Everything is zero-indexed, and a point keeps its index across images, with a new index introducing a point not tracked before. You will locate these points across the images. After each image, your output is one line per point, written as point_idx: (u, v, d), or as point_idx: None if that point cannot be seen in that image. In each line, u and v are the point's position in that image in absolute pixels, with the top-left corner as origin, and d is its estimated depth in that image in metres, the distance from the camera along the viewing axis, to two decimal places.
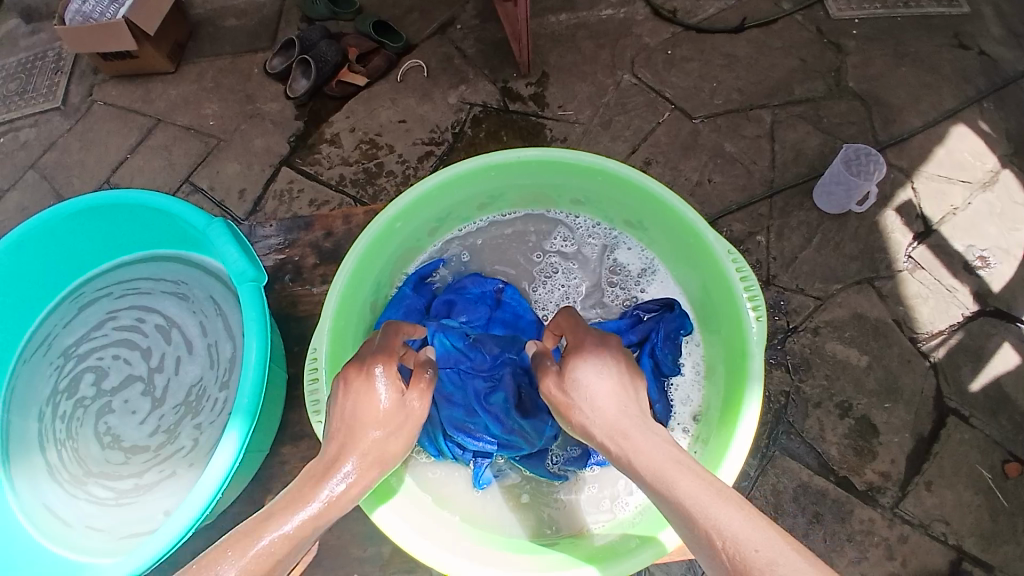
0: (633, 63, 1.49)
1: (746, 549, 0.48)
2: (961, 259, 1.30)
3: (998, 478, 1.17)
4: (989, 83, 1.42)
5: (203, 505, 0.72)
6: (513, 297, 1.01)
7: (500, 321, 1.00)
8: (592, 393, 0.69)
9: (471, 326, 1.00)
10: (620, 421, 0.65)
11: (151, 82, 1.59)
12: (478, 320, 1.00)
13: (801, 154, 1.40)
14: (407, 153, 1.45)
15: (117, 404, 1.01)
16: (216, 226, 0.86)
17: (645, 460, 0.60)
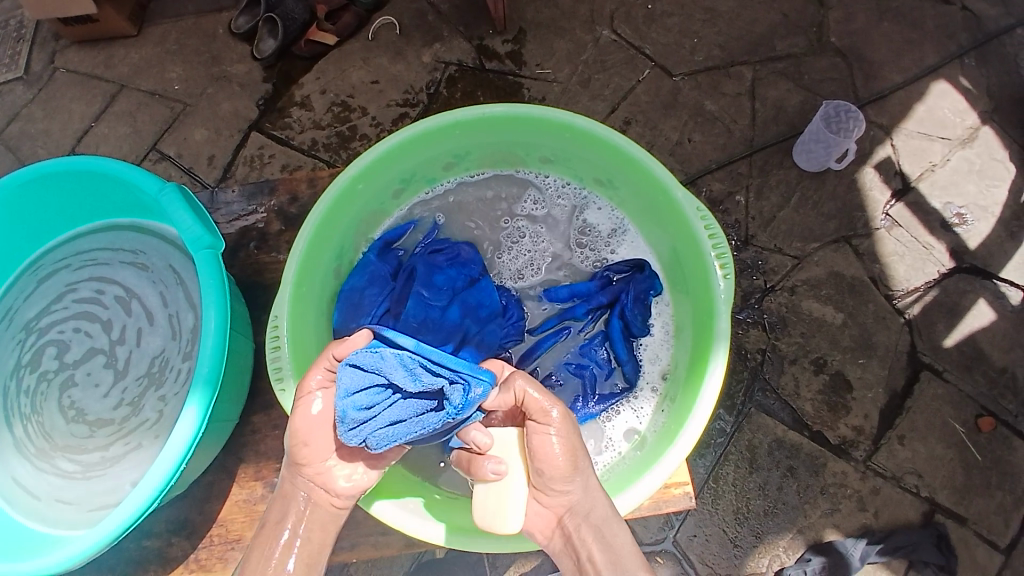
0: (613, 18, 1.45)
1: None
2: (939, 217, 1.30)
3: (970, 433, 1.19)
4: (971, 39, 1.39)
5: (166, 476, 0.72)
6: (484, 288, 0.98)
7: (460, 303, 0.97)
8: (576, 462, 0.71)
9: (433, 301, 0.97)
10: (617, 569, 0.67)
11: (113, 47, 1.52)
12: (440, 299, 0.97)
13: (781, 112, 1.37)
14: (380, 115, 1.42)
15: (80, 377, 0.99)
16: (168, 192, 0.83)
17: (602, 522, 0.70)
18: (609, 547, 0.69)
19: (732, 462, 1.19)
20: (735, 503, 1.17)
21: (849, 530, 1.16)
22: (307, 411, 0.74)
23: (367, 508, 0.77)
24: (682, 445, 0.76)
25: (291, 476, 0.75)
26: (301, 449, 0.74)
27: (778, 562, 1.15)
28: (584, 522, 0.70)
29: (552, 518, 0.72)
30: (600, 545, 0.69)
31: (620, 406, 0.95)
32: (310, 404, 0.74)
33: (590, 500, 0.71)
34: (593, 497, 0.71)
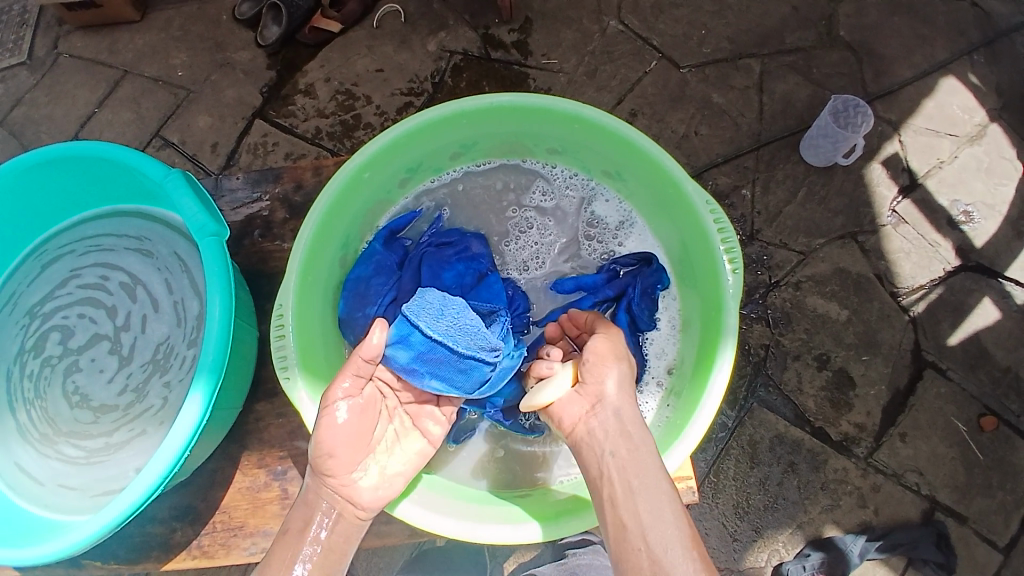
0: (621, 9, 1.43)
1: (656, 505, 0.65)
2: (945, 214, 1.29)
3: (972, 431, 1.19)
4: (982, 35, 1.38)
5: (171, 463, 0.72)
6: (492, 287, 0.95)
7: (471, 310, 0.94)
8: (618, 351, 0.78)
9: None
10: (639, 470, 0.68)
11: (117, 32, 1.51)
12: None
13: (789, 106, 1.36)
14: (385, 104, 1.41)
15: (84, 363, 0.99)
16: (173, 178, 0.83)
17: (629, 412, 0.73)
18: (636, 454, 0.69)
19: (733, 456, 1.19)
20: (735, 498, 1.18)
21: (848, 526, 1.16)
22: (333, 417, 0.73)
23: (393, 511, 0.77)
24: (688, 440, 0.76)
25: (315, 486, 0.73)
26: (328, 453, 0.73)
27: (777, 557, 1.16)
28: (611, 420, 0.72)
29: (584, 408, 0.75)
30: (627, 449, 0.70)
31: None
32: (337, 410, 0.73)
33: (624, 404, 0.73)
34: (630, 407, 0.73)
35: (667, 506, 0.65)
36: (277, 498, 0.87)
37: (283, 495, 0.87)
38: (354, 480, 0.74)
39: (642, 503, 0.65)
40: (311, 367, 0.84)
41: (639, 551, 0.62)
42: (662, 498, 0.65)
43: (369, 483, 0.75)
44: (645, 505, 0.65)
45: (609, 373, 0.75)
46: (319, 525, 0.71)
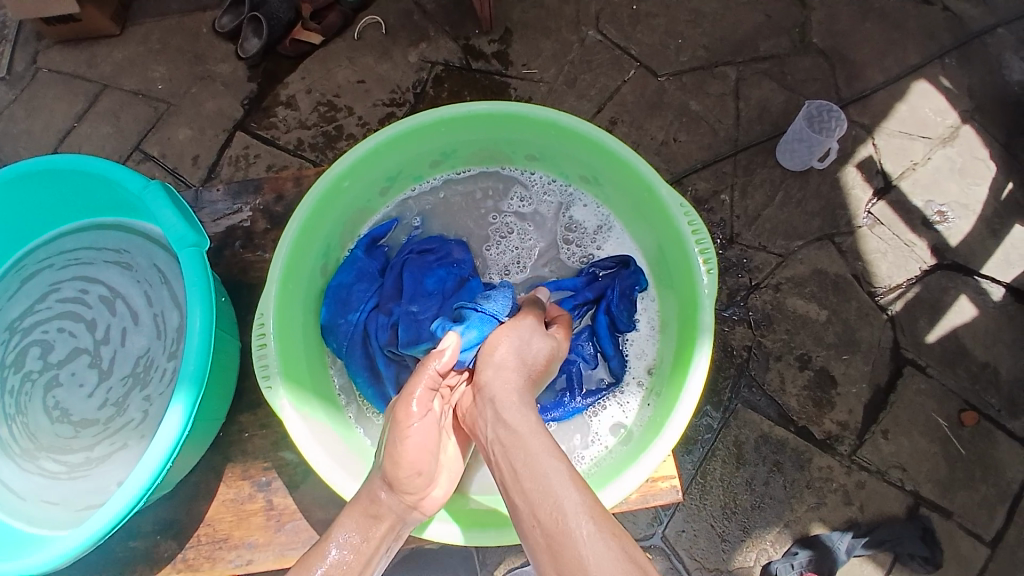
0: (599, 19, 1.46)
1: (517, 423, 0.70)
2: (920, 214, 1.32)
3: (953, 426, 1.21)
4: (952, 40, 1.41)
5: (153, 474, 0.71)
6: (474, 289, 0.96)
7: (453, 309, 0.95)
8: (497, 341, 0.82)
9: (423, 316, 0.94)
10: (498, 410, 0.73)
11: (96, 47, 1.50)
12: (428, 312, 0.94)
13: (765, 112, 1.39)
14: (367, 114, 1.41)
15: (65, 377, 0.98)
16: (152, 189, 0.83)
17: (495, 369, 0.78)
18: (514, 432, 0.69)
19: (719, 457, 1.20)
20: (722, 497, 1.18)
21: (835, 524, 1.17)
22: (410, 421, 0.75)
23: (421, 535, 0.77)
24: (668, 438, 0.77)
25: (391, 497, 0.70)
26: (407, 459, 0.73)
27: (765, 556, 1.16)
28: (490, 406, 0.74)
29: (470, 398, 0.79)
30: (507, 430, 0.70)
31: (606, 401, 0.96)
32: (412, 413, 0.76)
33: (500, 388, 0.75)
34: (508, 393, 0.75)
35: (549, 472, 0.63)
36: (262, 510, 0.86)
37: (268, 506, 0.86)
38: (429, 491, 0.74)
39: (504, 430, 0.70)
40: (292, 375, 0.84)
41: (535, 532, 0.61)
42: (543, 467, 0.64)
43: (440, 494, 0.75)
44: (530, 482, 0.63)
45: (490, 362, 0.79)
46: (385, 530, 0.68)
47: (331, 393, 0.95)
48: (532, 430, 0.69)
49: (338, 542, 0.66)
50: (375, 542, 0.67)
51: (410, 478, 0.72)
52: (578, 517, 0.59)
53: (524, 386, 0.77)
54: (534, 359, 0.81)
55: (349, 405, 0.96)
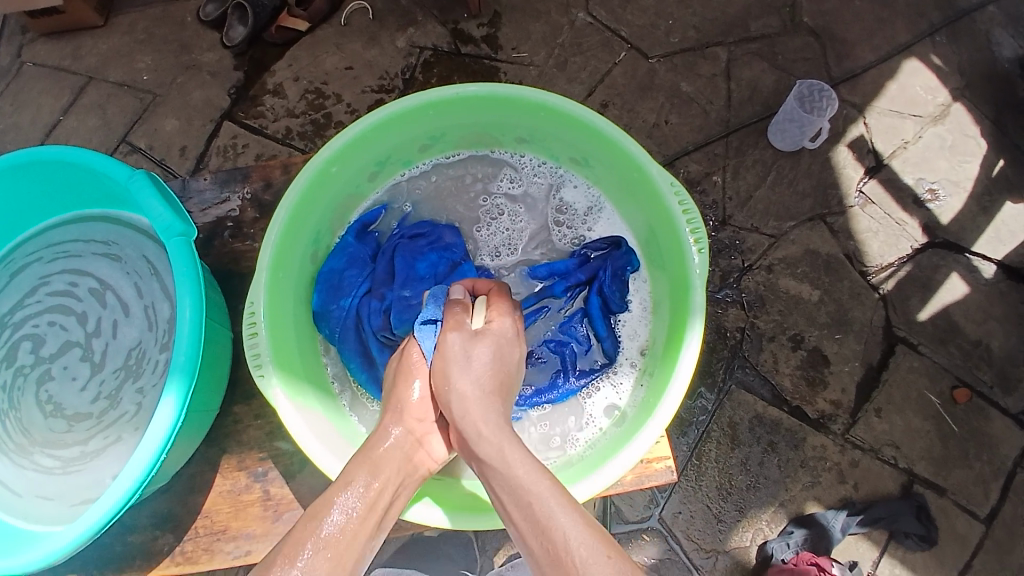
0: (589, 1, 1.44)
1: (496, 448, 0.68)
2: (911, 193, 1.32)
3: (945, 403, 1.22)
4: (943, 16, 1.41)
5: (147, 466, 0.71)
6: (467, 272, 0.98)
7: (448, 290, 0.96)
8: (455, 365, 0.75)
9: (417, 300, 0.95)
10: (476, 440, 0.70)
11: (79, 37, 1.48)
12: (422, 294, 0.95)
13: (756, 93, 1.38)
14: (356, 102, 1.40)
15: (57, 371, 0.97)
16: (137, 179, 0.82)
17: (458, 397, 0.73)
18: (495, 467, 0.66)
19: (714, 439, 1.20)
20: (718, 478, 1.19)
21: (829, 503, 1.18)
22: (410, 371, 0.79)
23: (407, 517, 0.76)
24: (660, 417, 0.77)
25: (399, 441, 0.74)
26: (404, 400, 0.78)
27: (761, 536, 1.17)
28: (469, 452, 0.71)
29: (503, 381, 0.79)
30: (489, 464, 0.67)
31: (600, 382, 0.96)
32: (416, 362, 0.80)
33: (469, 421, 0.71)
34: (477, 419, 0.71)
35: (532, 498, 0.62)
36: (258, 500, 0.86)
37: (264, 496, 0.86)
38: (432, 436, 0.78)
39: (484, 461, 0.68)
40: (284, 363, 0.83)
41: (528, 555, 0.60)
42: (528, 493, 0.62)
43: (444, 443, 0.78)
44: (516, 505, 0.63)
45: (452, 396, 0.74)
46: (390, 474, 0.69)
47: (324, 380, 0.95)
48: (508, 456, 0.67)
49: (345, 494, 0.65)
50: (378, 491, 0.67)
51: (416, 404, 0.78)
52: (567, 533, 0.58)
53: (488, 398, 0.73)
54: (480, 365, 0.75)
55: (343, 393, 0.96)
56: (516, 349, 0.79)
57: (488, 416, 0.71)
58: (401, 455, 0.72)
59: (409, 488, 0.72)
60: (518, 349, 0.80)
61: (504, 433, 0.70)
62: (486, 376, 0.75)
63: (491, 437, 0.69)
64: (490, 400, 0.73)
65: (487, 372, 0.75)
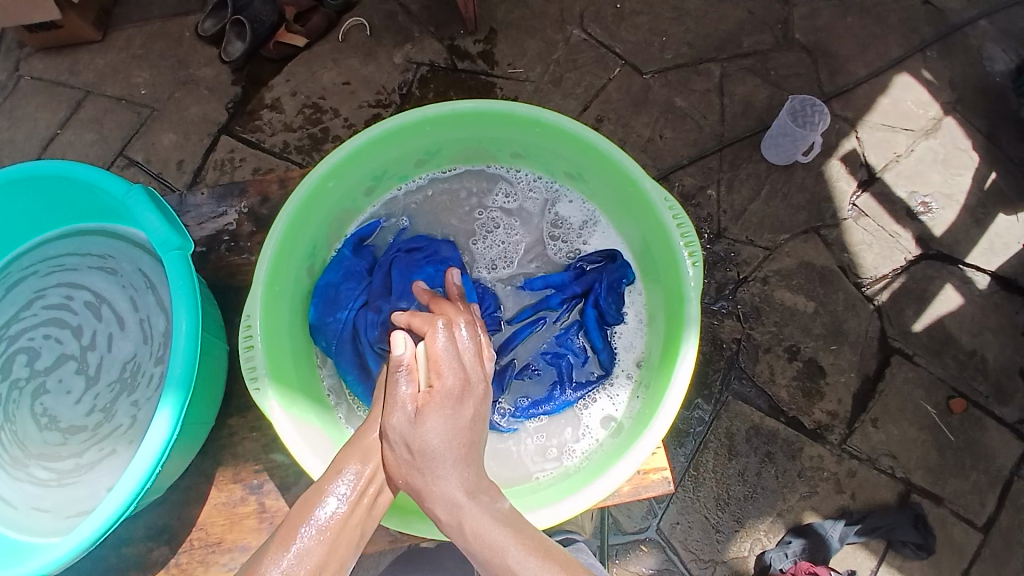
0: (583, 17, 1.46)
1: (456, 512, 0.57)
2: (904, 206, 1.33)
3: (942, 414, 1.22)
4: (933, 33, 1.43)
5: (143, 478, 0.71)
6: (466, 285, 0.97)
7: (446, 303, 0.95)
8: (404, 447, 0.61)
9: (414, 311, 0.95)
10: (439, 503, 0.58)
11: (78, 53, 1.49)
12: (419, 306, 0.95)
13: (749, 107, 1.40)
14: (353, 116, 1.41)
15: (52, 384, 0.97)
16: (135, 192, 0.82)
17: (412, 466, 0.60)
18: (465, 532, 0.56)
19: (711, 450, 1.20)
20: (716, 489, 1.19)
21: (827, 513, 1.18)
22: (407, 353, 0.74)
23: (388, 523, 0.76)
24: (656, 429, 0.77)
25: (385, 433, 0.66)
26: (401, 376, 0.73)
27: (759, 545, 1.17)
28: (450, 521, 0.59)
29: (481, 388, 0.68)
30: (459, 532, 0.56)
31: (597, 394, 0.96)
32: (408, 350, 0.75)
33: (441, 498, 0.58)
34: (444, 492, 0.58)
35: (506, 558, 0.53)
36: (254, 513, 0.85)
37: (260, 509, 0.85)
38: None
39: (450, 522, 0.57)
40: (279, 376, 0.83)
41: None
42: (500, 553, 0.53)
43: None
44: (489, 565, 0.53)
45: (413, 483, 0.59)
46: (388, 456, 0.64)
47: (320, 393, 0.95)
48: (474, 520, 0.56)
49: (336, 484, 0.61)
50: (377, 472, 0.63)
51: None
52: None
53: (453, 457, 0.59)
54: (425, 449, 0.59)
55: (339, 405, 0.96)
56: (470, 411, 0.63)
57: (439, 492, 0.58)
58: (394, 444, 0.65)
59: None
60: (472, 412, 0.63)
61: (462, 503, 0.57)
62: (450, 443, 0.60)
63: (448, 516, 0.57)
64: (442, 471, 0.59)
65: (438, 454, 0.59)
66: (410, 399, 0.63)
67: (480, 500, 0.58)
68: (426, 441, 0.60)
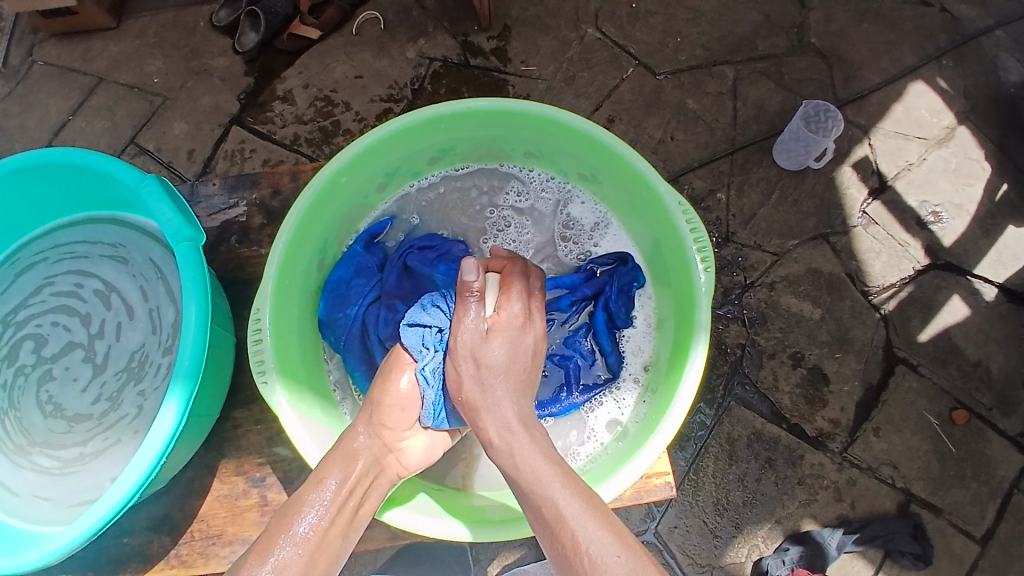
0: (597, 16, 1.46)
1: (509, 436, 0.69)
2: (914, 214, 1.33)
3: (945, 425, 1.22)
4: (949, 41, 1.42)
5: (148, 469, 0.71)
6: None
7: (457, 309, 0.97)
8: (473, 368, 0.74)
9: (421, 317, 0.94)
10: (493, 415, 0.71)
11: (92, 40, 1.49)
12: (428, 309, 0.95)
13: (761, 111, 1.39)
14: (364, 110, 1.41)
15: (58, 372, 0.98)
16: (148, 183, 0.82)
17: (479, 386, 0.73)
18: (511, 448, 0.68)
19: (712, 455, 1.20)
20: (715, 494, 1.19)
21: (826, 520, 1.18)
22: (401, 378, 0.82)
23: (382, 518, 0.77)
24: (663, 433, 0.77)
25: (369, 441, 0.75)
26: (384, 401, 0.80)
27: (756, 552, 1.17)
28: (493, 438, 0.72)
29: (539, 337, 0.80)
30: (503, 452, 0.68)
31: (603, 397, 0.96)
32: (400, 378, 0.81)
33: (494, 417, 0.71)
34: (503, 414, 0.71)
35: (542, 471, 0.64)
36: (256, 506, 0.86)
37: (262, 502, 0.86)
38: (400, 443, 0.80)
39: (499, 435, 0.70)
40: (287, 371, 0.84)
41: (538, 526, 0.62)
42: (540, 464, 0.65)
43: (413, 447, 0.82)
44: (527, 477, 0.65)
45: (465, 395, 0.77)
46: (361, 472, 0.72)
47: (326, 388, 0.95)
48: (517, 438, 0.68)
49: (320, 491, 0.68)
50: (351, 488, 0.70)
51: (392, 412, 0.80)
52: (579, 514, 0.59)
53: (513, 385, 0.74)
54: (490, 365, 0.73)
55: (345, 401, 0.97)
56: (530, 342, 0.77)
57: (498, 416, 0.71)
58: (372, 453, 0.75)
59: (380, 488, 0.74)
60: (531, 340, 0.77)
61: (515, 432, 0.69)
62: (514, 371, 0.74)
63: (501, 437, 0.69)
64: (501, 398, 0.72)
65: (499, 371, 0.73)
66: (479, 321, 0.76)
67: (531, 432, 0.70)
68: (493, 366, 0.73)
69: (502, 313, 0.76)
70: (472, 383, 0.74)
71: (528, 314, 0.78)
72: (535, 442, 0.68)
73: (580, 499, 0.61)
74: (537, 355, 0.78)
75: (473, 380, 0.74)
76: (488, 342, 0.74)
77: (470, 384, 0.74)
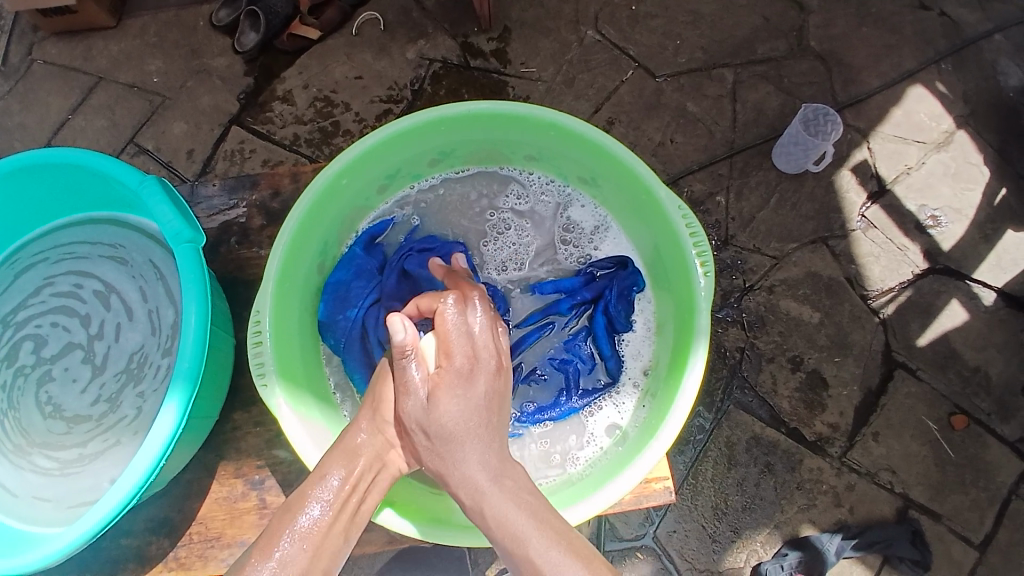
0: (597, 19, 1.46)
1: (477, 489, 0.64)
2: (914, 219, 1.33)
3: (943, 430, 1.22)
4: (949, 45, 1.42)
5: (147, 471, 0.71)
6: None
7: None
8: (423, 437, 0.70)
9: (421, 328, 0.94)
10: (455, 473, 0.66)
11: (91, 39, 1.49)
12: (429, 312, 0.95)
13: (761, 115, 1.39)
14: (364, 111, 1.41)
15: (58, 373, 0.97)
16: (148, 184, 0.82)
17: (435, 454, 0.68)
18: (479, 510, 0.63)
19: (711, 458, 1.20)
20: (714, 498, 1.19)
21: (824, 525, 1.18)
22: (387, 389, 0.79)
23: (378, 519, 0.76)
24: (663, 440, 0.77)
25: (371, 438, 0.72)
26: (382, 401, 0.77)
27: (756, 557, 1.17)
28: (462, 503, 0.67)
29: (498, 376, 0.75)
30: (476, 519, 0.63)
31: (602, 402, 0.96)
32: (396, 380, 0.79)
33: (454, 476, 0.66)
34: (466, 474, 0.66)
35: (518, 524, 0.60)
36: (254, 508, 0.86)
37: (261, 505, 0.86)
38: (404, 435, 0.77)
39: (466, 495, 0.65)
40: (287, 374, 0.83)
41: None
42: (513, 519, 0.61)
43: None
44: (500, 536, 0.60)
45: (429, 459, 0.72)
46: (364, 468, 0.69)
47: (326, 389, 0.95)
48: (485, 488, 0.64)
49: (322, 487, 0.66)
50: (355, 484, 0.68)
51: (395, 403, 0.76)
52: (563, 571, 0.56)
53: (471, 436, 0.68)
54: (442, 427, 0.68)
55: (344, 403, 0.96)
56: (482, 387, 0.72)
57: (463, 475, 0.66)
58: (375, 451, 0.72)
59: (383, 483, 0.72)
60: (483, 385, 0.72)
61: (484, 488, 0.64)
62: (470, 420, 0.69)
63: (470, 498, 0.64)
64: (461, 455, 0.67)
65: (455, 430, 0.68)
66: (422, 383, 0.72)
67: (500, 484, 0.64)
68: (444, 426, 0.69)
69: (445, 366, 0.72)
70: (428, 450, 0.69)
71: (471, 355, 0.73)
72: (506, 489, 0.64)
73: (562, 548, 0.58)
74: (500, 396, 0.73)
75: (429, 448, 0.69)
76: (434, 399, 0.70)
77: (428, 453, 0.69)
